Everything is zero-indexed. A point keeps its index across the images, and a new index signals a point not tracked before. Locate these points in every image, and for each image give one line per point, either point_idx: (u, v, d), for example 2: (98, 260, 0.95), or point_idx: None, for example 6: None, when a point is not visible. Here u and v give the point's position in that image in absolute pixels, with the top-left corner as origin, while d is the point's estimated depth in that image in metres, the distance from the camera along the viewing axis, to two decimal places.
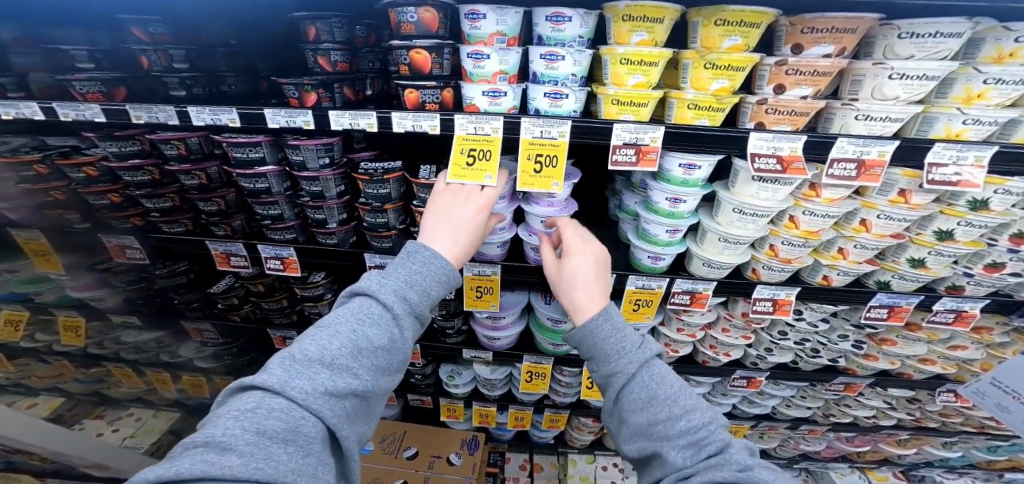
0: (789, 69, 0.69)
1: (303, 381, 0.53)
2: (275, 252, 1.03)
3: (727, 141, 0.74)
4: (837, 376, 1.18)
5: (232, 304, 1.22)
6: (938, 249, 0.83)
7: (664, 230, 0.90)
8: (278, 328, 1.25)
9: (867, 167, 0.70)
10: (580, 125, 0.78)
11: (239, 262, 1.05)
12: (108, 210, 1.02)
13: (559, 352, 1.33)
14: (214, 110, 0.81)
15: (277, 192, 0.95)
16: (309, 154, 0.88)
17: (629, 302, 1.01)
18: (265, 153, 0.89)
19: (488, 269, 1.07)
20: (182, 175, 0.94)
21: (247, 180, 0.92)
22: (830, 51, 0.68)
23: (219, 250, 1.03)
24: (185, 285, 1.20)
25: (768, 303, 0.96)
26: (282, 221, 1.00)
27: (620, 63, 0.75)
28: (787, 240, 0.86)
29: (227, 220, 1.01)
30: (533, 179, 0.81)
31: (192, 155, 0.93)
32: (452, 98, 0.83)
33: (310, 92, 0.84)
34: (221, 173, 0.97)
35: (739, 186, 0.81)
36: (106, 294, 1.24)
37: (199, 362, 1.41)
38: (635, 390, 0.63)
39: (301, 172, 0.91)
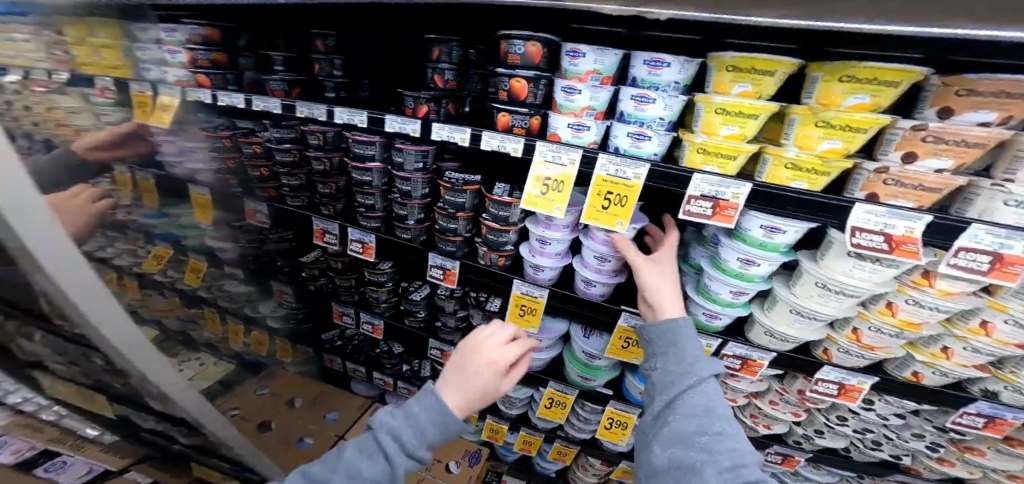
0: (926, 136, 0.65)
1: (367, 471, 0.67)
2: (360, 236, 1.13)
3: (826, 209, 0.71)
4: (893, 473, 1.08)
5: (313, 274, 1.40)
6: None
7: (727, 289, 0.87)
8: (343, 303, 1.41)
9: (1002, 263, 0.63)
10: (658, 169, 0.76)
11: (331, 240, 1.23)
12: (257, 181, 1.27)
13: (586, 386, 1.31)
14: (351, 111, 0.90)
15: (375, 185, 1.03)
16: (409, 157, 0.96)
17: (618, 338, 1.08)
18: (376, 152, 1.00)
19: (536, 291, 1.08)
20: (314, 161, 1.13)
21: (356, 172, 1.02)
22: (991, 119, 0.62)
23: (319, 226, 1.21)
24: (286, 250, 1.41)
25: (834, 386, 0.89)
26: (372, 211, 1.09)
27: (715, 113, 0.74)
28: (876, 326, 0.79)
29: (332, 202, 1.18)
30: (599, 215, 0.81)
31: (325, 145, 1.11)
32: (539, 126, 0.86)
33: (423, 105, 0.91)
34: (341, 163, 1.13)
35: (828, 260, 0.77)
36: (229, 248, 1.41)
37: (272, 320, 1.61)
38: (696, 397, 0.70)
39: (398, 172, 0.98)
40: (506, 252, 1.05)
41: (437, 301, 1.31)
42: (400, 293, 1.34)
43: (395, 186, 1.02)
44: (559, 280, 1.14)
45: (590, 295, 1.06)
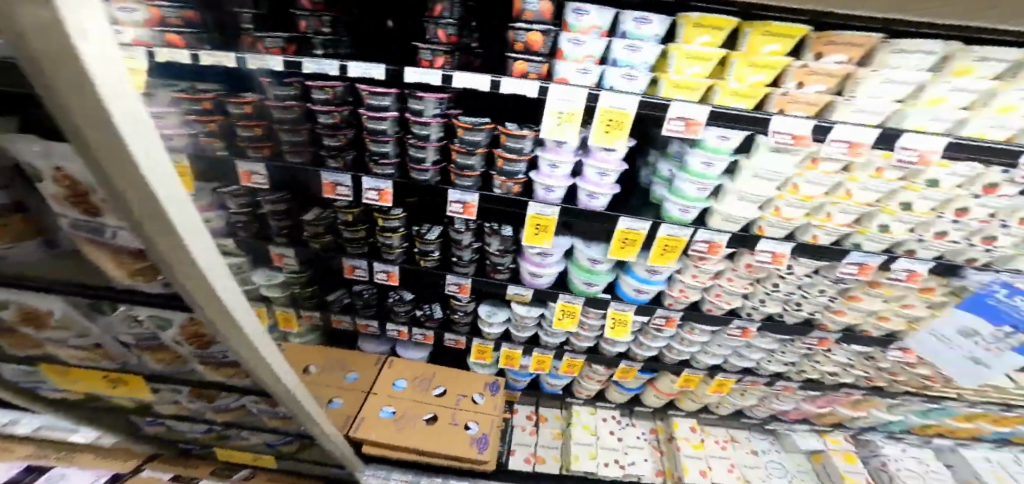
0: (810, 71, 0.87)
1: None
2: (376, 184, 1.22)
3: (756, 122, 0.95)
4: (813, 329, 1.55)
5: (317, 232, 1.49)
6: (898, 216, 1.04)
7: (715, 135, 1.06)
8: (353, 257, 1.54)
9: (854, 147, 0.90)
10: (645, 101, 1.00)
11: (343, 191, 1.31)
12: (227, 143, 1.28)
13: (589, 292, 1.66)
14: (367, 65, 1.02)
15: (429, 162, 1.20)
16: (428, 103, 1.09)
17: (531, 226, 1.33)
18: (430, 131, 1.15)
19: (548, 210, 1.28)
20: (324, 115, 1.18)
21: (323, 114, 1.18)
22: (842, 59, 0.84)
23: (330, 180, 1.29)
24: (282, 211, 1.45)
25: (768, 254, 1.23)
26: (421, 164, 1.20)
27: (683, 58, 0.95)
28: (788, 202, 1.09)
29: (342, 154, 1.25)
30: (553, 129, 1.04)
31: (335, 100, 1.18)
32: (547, 72, 1.02)
33: (442, 56, 1.00)
34: (353, 116, 1.21)
35: (756, 155, 1.04)
36: None
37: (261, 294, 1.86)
38: None
39: (415, 117, 1.12)
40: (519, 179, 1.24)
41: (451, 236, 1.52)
42: (414, 236, 1.52)
43: (374, 149, 1.22)
44: (522, 191, 1.34)
45: (550, 200, 1.28)
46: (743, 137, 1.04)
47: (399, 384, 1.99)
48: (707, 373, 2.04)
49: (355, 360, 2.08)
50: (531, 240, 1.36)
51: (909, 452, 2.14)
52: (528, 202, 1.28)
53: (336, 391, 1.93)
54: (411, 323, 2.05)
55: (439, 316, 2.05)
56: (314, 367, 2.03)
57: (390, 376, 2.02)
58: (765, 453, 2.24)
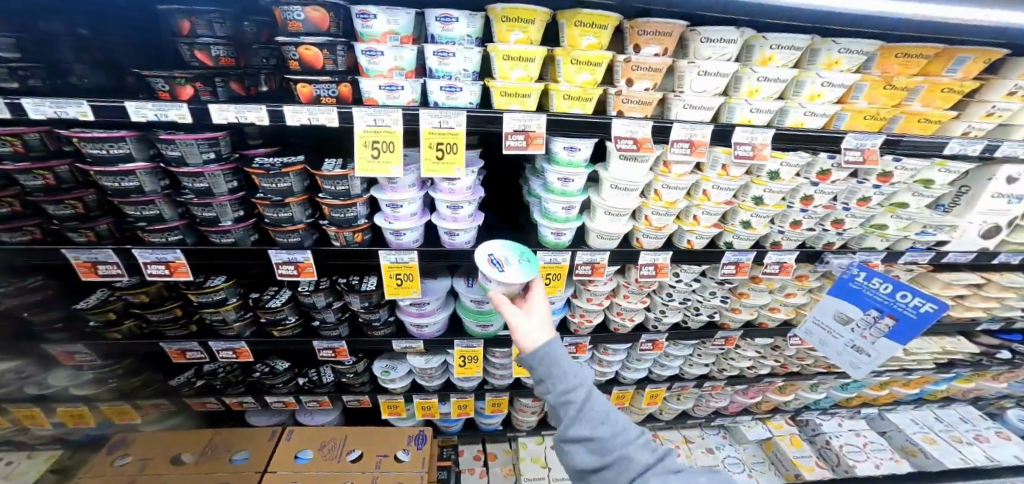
0: (634, 66, 0.77)
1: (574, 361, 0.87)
2: (158, 256, 1.04)
3: (596, 127, 0.84)
4: (716, 330, 1.51)
5: (110, 319, 1.27)
6: (756, 211, 0.97)
7: (560, 147, 0.94)
8: (172, 341, 1.33)
9: (696, 146, 0.81)
10: (475, 116, 0.90)
11: (110, 270, 1.07)
12: None
13: (489, 333, 1.55)
14: (58, 103, 0.80)
15: (228, 220, 1.01)
16: (188, 148, 0.88)
17: (392, 277, 1.22)
18: (210, 182, 0.94)
19: (405, 257, 1.17)
20: (22, 175, 0.91)
21: (21, 176, 0.91)
22: (658, 51, 0.77)
23: (84, 258, 1.04)
24: (40, 304, 1.22)
25: (651, 267, 1.14)
26: (218, 224, 1.01)
27: (503, 60, 0.82)
28: (655, 210, 1.00)
29: (89, 223, 1.01)
30: (371, 165, 0.94)
31: (31, 152, 0.90)
32: (350, 92, 0.90)
33: (184, 85, 0.85)
34: (74, 171, 0.95)
35: (612, 166, 0.94)
36: None
37: (76, 390, 1.42)
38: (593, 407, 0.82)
39: (179, 168, 0.91)
40: (360, 225, 1.11)
41: (303, 301, 1.30)
42: (254, 305, 1.29)
43: (134, 213, 0.98)
44: (375, 239, 1.22)
45: (404, 245, 1.18)
46: (592, 146, 0.93)
47: (303, 457, 1.58)
48: (637, 386, 1.92)
49: (242, 438, 1.61)
50: (398, 292, 1.24)
51: (847, 426, 2.13)
52: (379, 250, 1.17)
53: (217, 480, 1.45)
54: (296, 392, 1.71)
55: (332, 379, 1.73)
56: (187, 457, 1.50)
57: (292, 448, 1.60)
58: (719, 450, 2.14)
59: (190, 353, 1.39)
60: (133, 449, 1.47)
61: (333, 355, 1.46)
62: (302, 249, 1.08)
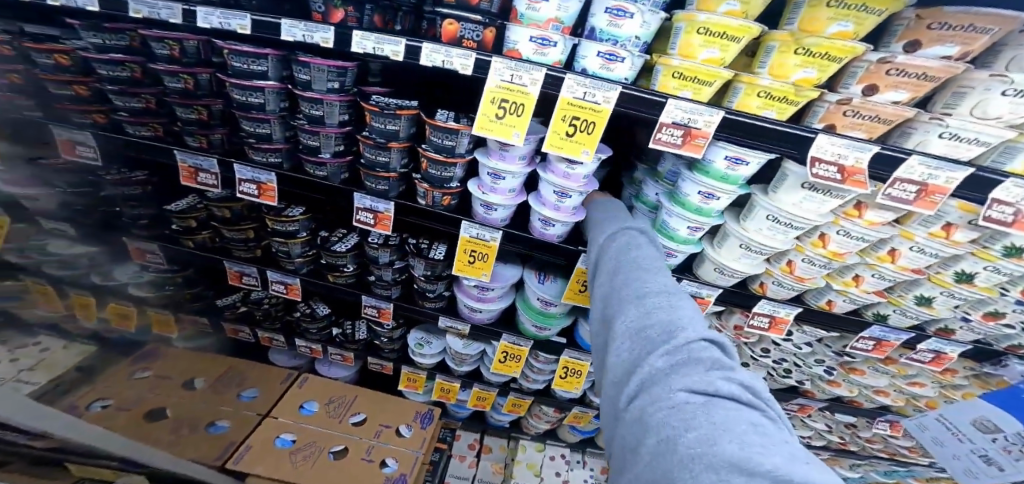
0: (891, 68, 0.60)
1: (658, 261, 0.70)
2: (253, 176, 0.96)
3: (788, 139, 0.65)
4: (797, 397, 1.32)
5: (189, 226, 1.24)
6: (953, 290, 0.80)
7: (722, 156, 0.74)
8: (237, 262, 1.27)
9: (928, 192, 0.63)
10: (629, 92, 0.72)
11: (207, 179, 1.01)
12: (72, 102, 1.09)
13: (540, 336, 1.40)
14: (224, 14, 0.76)
15: (327, 153, 0.91)
16: (318, 74, 0.80)
17: (465, 252, 1.08)
18: (327, 113, 0.85)
19: (488, 234, 1.04)
20: (167, 76, 0.89)
21: (167, 77, 0.89)
22: (953, 53, 0.59)
23: (188, 163, 0.99)
24: (137, 198, 1.24)
25: (766, 319, 0.98)
26: (317, 155, 0.91)
27: (695, 33, 0.64)
28: (809, 257, 0.81)
29: (205, 131, 0.97)
30: (493, 125, 0.81)
31: (184, 58, 0.89)
32: (493, 39, 0.78)
33: (337, 9, 0.77)
34: (212, 81, 0.92)
35: (781, 192, 0.73)
36: (40, 194, 1.13)
37: (132, 290, 1.35)
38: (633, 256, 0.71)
39: (304, 92, 0.83)
40: (452, 188, 0.98)
41: (368, 252, 1.20)
42: (320, 244, 1.21)
43: (247, 128, 0.90)
44: (461, 206, 1.09)
45: (490, 221, 1.04)
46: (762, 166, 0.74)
47: (307, 408, 1.51)
48: None
49: (256, 377, 1.57)
50: (466, 271, 1.10)
51: None
52: (462, 218, 1.04)
53: (217, 411, 1.38)
54: (326, 341, 1.64)
55: (364, 337, 1.62)
56: (200, 383, 1.43)
57: (299, 396, 1.53)
58: None
59: (247, 278, 1.31)
60: (155, 364, 1.37)
61: (377, 315, 1.34)
62: (389, 200, 0.97)
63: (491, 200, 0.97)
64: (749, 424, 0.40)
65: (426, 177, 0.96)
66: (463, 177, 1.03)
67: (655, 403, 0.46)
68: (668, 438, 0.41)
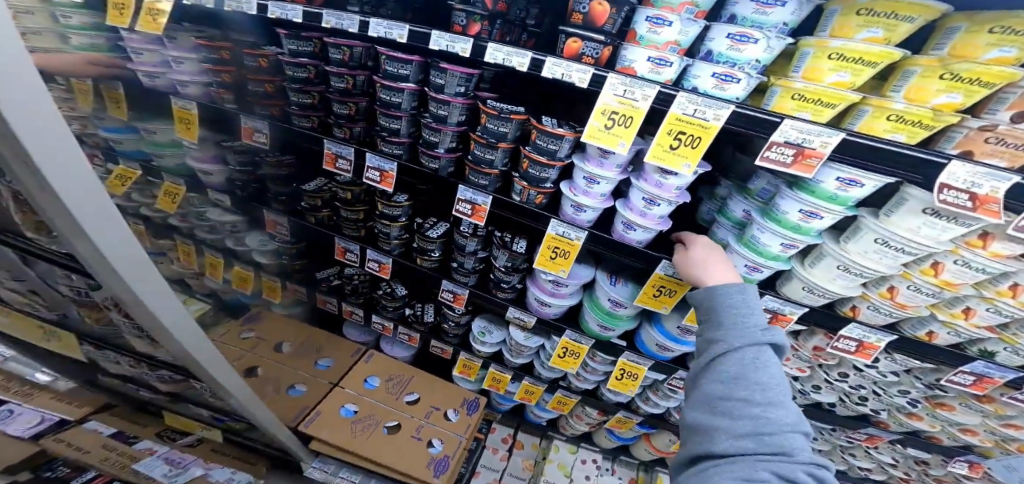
0: None
1: (774, 361, 0.71)
2: (379, 164, 1.17)
3: (915, 165, 0.67)
4: (867, 425, 1.29)
5: (315, 205, 1.44)
6: None
7: (834, 177, 0.76)
8: (345, 238, 1.46)
9: None
10: (743, 113, 0.74)
11: (343, 166, 1.23)
12: (260, 97, 1.31)
13: (603, 336, 1.44)
14: (390, 25, 0.99)
15: (444, 148, 1.09)
16: (451, 79, 0.98)
17: (548, 248, 1.14)
18: (451, 113, 1.03)
19: (573, 234, 1.09)
20: (336, 77, 1.14)
21: (335, 78, 1.14)
22: None
23: (333, 150, 1.23)
24: (285, 177, 1.47)
25: (852, 343, 0.98)
26: (434, 149, 1.09)
27: (826, 57, 0.67)
28: (916, 284, 0.82)
29: (351, 124, 1.20)
30: (601, 135, 0.86)
31: (352, 62, 1.13)
32: (608, 57, 0.85)
33: (476, 24, 0.97)
34: (367, 82, 1.17)
35: (895, 217, 0.75)
36: (215, 170, 1.47)
37: (257, 255, 1.65)
38: (748, 363, 0.70)
39: (438, 94, 1.01)
40: (547, 189, 1.05)
41: (456, 240, 1.30)
42: (415, 229, 1.35)
43: (384, 124, 1.14)
44: (549, 205, 1.16)
45: (577, 221, 1.09)
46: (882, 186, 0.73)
47: (370, 383, 1.64)
48: None
49: (330, 346, 1.73)
50: (546, 266, 1.16)
51: None
52: (551, 217, 1.10)
53: (295, 375, 1.58)
54: (398, 320, 1.77)
55: (432, 320, 1.73)
56: (286, 347, 1.68)
57: (364, 370, 1.66)
58: None
59: (348, 255, 1.51)
60: (258, 326, 1.70)
61: (452, 300, 1.47)
62: (488, 194, 1.08)
63: (582, 201, 1.03)
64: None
65: (524, 177, 1.06)
66: (557, 179, 1.10)
67: (740, 471, 0.60)
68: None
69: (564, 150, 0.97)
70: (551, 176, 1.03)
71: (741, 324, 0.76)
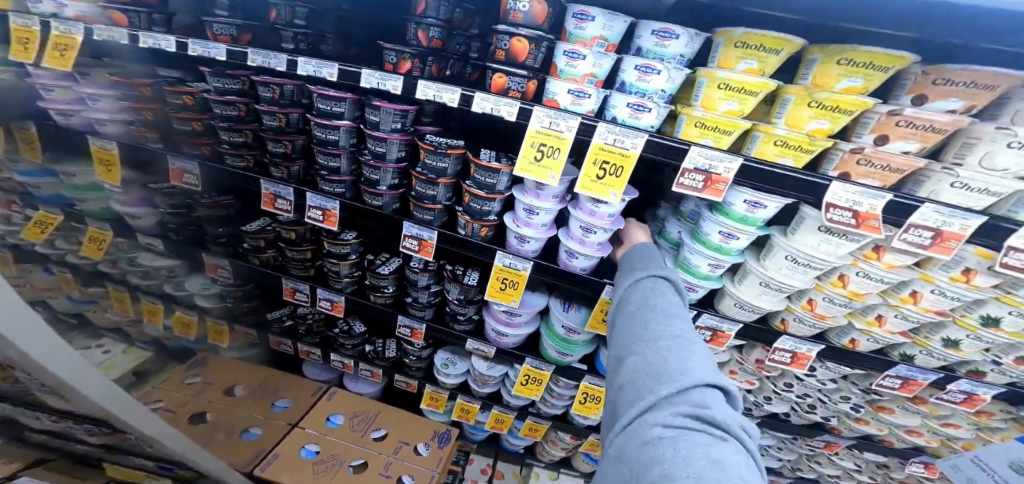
0: (901, 120, 0.64)
1: (678, 307, 0.77)
2: (321, 203, 1.21)
3: (803, 186, 0.71)
4: (822, 433, 1.31)
5: (258, 246, 1.45)
6: (979, 333, 0.83)
7: (742, 200, 0.81)
8: (292, 278, 1.47)
9: (943, 238, 0.67)
10: (655, 142, 0.79)
11: (283, 205, 1.29)
12: (189, 135, 1.35)
13: (563, 362, 1.44)
14: (319, 65, 1.02)
15: (385, 186, 1.12)
16: (386, 116, 1.01)
17: (498, 280, 1.16)
18: (389, 149, 1.05)
19: (519, 264, 1.11)
20: (268, 115, 1.19)
21: (267, 116, 1.19)
22: (959, 107, 0.64)
23: (269, 191, 1.28)
24: (224, 218, 1.50)
25: (787, 354, 1.03)
26: (375, 188, 1.12)
27: (717, 87, 0.72)
28: (830, 296, 0.87)
29: (287, 163, 1.25)
30: (531, 167, 0.90)
31: (282, 100, 1.18)
32: (535, 90, 0.89)
33: (406, 61, 1.01)
34: (299, 119, 1.22)
35: (799, 234, 0.78)
36: (144, 213, 1.52)
37: (200, 299, 1.63)
38: (654, 310, 0.76)
39: (373, 131, 1.04)
40: (490, 221, 1.08)
41: (407, 276, 1.33)
42: (366, 266, 1.38)
43: (323, 162, 1.16)
44: (496, 237, 1.20)
45: (523, 251, 1.12)
46: (782, 208, 0.78)
47: (333, 421, 1.58)
48: None
49: (289, 386, 1.67)
50: (497, 297, 1.18)
51: None
52: (498, 248, 1.13)
53: (252, 418, 1.52)
54: (358, 357, 1.74)
55: (393, 355, 1.72)
56: (240, 391, 1.61)
57: (326, 408, 1.60)
58: None
59: (298, 295, 1.50)
60: (205, 370, 1.63)
61: (409, 335, 1.45)
62: (432, 229, 1.12)
63: (524, 232, 1.06)
64: (717, 458, 0.49)
65: (467, 208, 1.08)
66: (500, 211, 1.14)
67: (642, 432, 0.57)
68: (643, 466, 0.52)
69: (503, 179, 1.00)
70: (495, 208, 1.06)
71: (654, 303, 0.78)
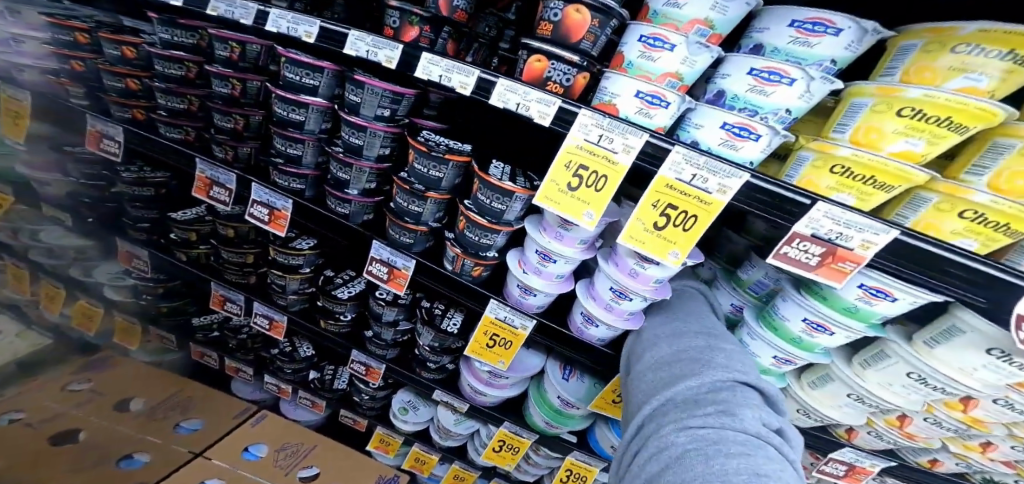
0: None
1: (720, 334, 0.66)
2: (269, 200, 0.91)
3: (985, 281, 0.48)
4: None
5: (188, 239, 1.11)
6: None
7: (857, 284, 0.57)
8: (224, 285, 1.12)
9: None
10: (757, 182, 0.53)
11: (219, 195, 0.97)
12: (118, 94, 0.99)
13: (548, 432, 1.15)
14: (295, 19, 0.74)
15: (355, 190, 0.83)
16: (370, 97, 0.73)
17: (484, 334, 0.90)
18: (367, 143, 0.77)
19: (517, 320, 0.86)
20: (217, 80, 0.86)
21: (217, 81, 0.86)
22: None
23: (207, 174, 0.97)
24: (146, 199, 1.12)
25: (841, 467, 0.84)
26: (344, 190, 0.84)
27: (894, 113, 0.47)
28: (937, 418, 0.66)
29: (235, 143, 0.93)
30: (562, 198, 0.64)
31: (241, 63, 0.86)
32: (583, 87, 0.64)
33: (412, 27, 0.75)
34: (261, 90, 0.89)
35: (936, 347, 0.58)
36: (53, 180, 1.15)
37: (107, 290, 1.23)
38: (689, 332, 0.66)
39: (351, 115, 0.76)
40: (488, 259, 0.82)
41: (371, 306, 1.03)
42: (321, 283, 1.06)
43: (278, 146, 0.86)
44: (492, 281, 0.93)
45: (524, 305, 0.85)
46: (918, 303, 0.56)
47: (253, 451, 1.10)
48: None
49: (210, 402, 1.18)
50: (479, 354, 0.91)
51: None
52: (489, 295, 0.88)
53: (139, 440, 1.03)
54: (298, 383, 1.38)
55: (342, 388, 1.36)
56: (136, 406, 1.11)
57: (248, 435, 1.12)
58: None
59: (229, 305, 1.16)
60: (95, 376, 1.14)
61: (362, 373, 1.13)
62: (410, 257, 0.84)
63: (530, 280, 0.79)
64: (760, 471, 0.37)
65: (460, 234, 0.81)
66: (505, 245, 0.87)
67: (666, 445, 0.45)
68: None
69: (514, 206, 0.73)
70: (499, 242, 0.80)
71: (673, 328, 0.70)
